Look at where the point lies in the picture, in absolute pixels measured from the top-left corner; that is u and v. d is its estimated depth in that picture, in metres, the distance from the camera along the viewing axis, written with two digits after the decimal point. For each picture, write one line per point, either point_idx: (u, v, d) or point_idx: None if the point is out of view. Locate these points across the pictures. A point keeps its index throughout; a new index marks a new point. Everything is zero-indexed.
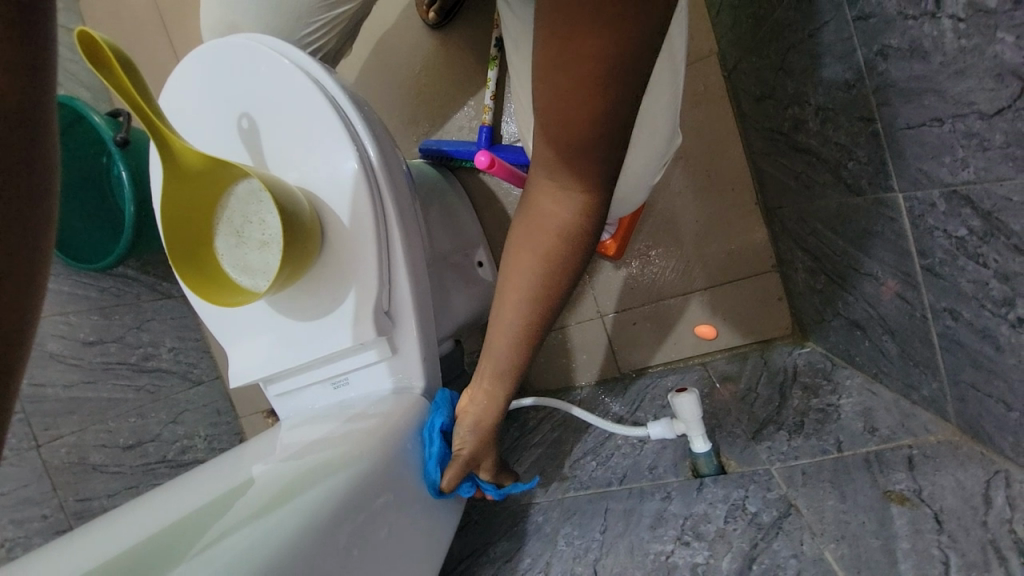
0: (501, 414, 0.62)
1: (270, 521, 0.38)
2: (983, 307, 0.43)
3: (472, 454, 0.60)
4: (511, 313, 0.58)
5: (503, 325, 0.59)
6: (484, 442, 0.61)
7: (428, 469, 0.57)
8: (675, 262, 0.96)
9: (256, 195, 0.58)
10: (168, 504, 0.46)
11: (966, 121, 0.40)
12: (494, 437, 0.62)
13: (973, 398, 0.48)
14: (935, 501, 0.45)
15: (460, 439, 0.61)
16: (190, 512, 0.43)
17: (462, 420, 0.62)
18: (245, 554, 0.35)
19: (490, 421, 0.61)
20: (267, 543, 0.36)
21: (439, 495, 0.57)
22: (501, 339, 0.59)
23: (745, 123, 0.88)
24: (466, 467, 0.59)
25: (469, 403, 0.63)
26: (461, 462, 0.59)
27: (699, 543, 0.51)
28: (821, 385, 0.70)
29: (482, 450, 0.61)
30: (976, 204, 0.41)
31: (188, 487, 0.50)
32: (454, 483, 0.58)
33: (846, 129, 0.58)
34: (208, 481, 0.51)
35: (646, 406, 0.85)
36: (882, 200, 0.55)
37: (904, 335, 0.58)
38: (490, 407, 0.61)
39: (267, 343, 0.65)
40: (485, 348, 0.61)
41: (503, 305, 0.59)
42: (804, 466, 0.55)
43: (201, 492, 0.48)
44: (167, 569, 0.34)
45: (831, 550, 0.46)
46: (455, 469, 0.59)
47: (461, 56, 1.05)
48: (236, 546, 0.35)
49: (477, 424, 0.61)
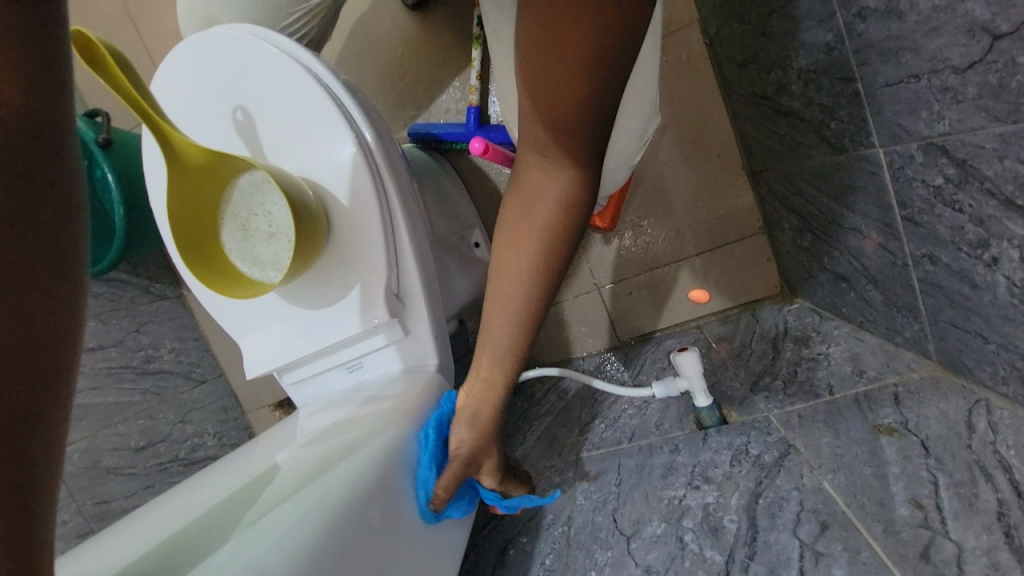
0: (499, 408, 0.60)
1: (304, 501, 0.40)
2: (960, 250, 0.47)
3: (471, 453, 0.57)
4: (510, 295, 0.59)
5: (502, 307, 0.59)
6: (482, 438, 0.58)
7: (419, 471, 0.53)
8: (666, 230, 0.99)
9: (259, 187, 0.58)
10: (199, 494, 0.48)
11: (941, 76, 0.42)
12: (494, 433, 0.59)
13: (953, 334, 0.52)
14: (921, 430, 0.49)
15: (456, 437, 0.58)
16: (230, 496, 0.45)
17: (458, 417, 0.59)
18: (294, 531, 0.37)
19: (485, 411, 0.59)
20: (303, 522, 0.38)
21: (433, 513, 0.52)
22: (503, 321, 0.59)
23: (728, 89, 0.90)
24: (464, 470, 0.56)
25: (464, 399, 0.61)
26: (458, 463, 0.56)
27: (708, 486, 0.55)
28: (811, 336, 0.75)
29: (482, 448, 0.58)
30: (951, 153, 0.44)
31: (215, 479, 0.52)
32: (448, 493, 0.54)
33: (827, 90, 0.61)
34: (239, 469, 0.53)
35: (648, 369, 0.90)
36: (863, 156, 0.58)
37: (887, 283, 0.62)
38: (485, 400, 0.59)
39: (282, 333, 0.66)
40: (485, 335, 0.61)
41: (502, 287, 0.59)
42: (799, 411, 0.59)
43: (230, 480, 0.50)
44: (214, 550, 0.36)
45: (829, 480, 0.49)
46: (452, 471, 0.55)
47: (443, 36, 1.04)
48: (280, 524, 0.38)
49: (473, 418, 0.58)
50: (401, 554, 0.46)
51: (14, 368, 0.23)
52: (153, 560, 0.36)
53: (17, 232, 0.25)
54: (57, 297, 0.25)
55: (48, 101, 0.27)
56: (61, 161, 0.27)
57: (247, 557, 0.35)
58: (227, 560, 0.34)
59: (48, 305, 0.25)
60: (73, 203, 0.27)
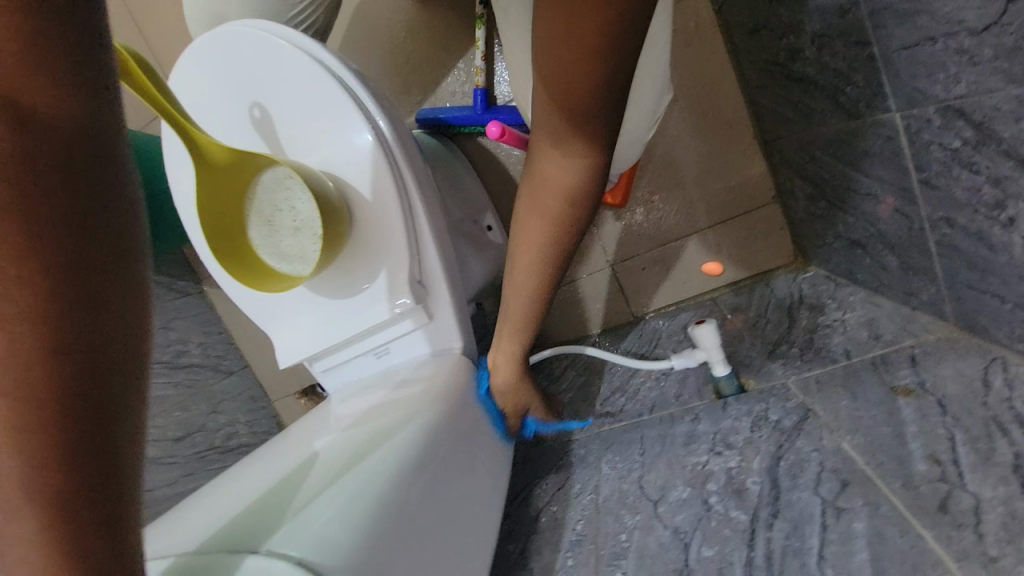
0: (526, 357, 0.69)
1: (355, 481, 0.43)
2: (977, 212, 0.48)
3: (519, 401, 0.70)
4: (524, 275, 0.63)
5: (518, 286, 0.64)
6: (524, 386, 0.70)
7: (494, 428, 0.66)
8: (678, 204, 0.99)
9: (282, 183, 0.60)
10: (256, 474, 0.52)
11: (956, 39, 0.42)
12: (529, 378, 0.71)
13: (970, 296, 0.53)
14: (938, 390, 0.50)
15: (501, 390, 0.69)
16: (285, 476, 0.49)
17: (498, 373, 0.69)
18: (347, 511, 0.40)
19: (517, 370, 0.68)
20: (355, 502, 0.41)
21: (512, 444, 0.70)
22: (518, 298, 0.65)
23: (738, 57, 0.89)
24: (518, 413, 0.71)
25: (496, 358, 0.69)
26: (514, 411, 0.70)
27: (729, 451, 0.57)
28: (826, 304, 0.76)
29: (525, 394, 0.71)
30: (968, 116, 0.44)
31: (267, 461, 0.56)
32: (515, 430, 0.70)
33: (842, 55, 0.60)
34: (289, 451, 0.56)
35: (664, 343, 0.93)
36: (879, 121, 0.57)
37: (903, 248, 0.62)
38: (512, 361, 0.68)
39: (312, 324, 0.69)
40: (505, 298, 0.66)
41: (517, 267, 0.64)
42: (817, 376, 0.61)
43: (282, 462, 0.53)
44: (279, 529, 0.39)
45: (848, 441, 0.51)
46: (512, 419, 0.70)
47: (446, 18, 1.03)
48: (335, 505, 0.41)
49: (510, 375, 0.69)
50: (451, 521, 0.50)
51: (96, 361, 0.26)
52: (226, 540, 0.39)
53: (81, 238, 0.26)
54: (124, 297, 0.27)
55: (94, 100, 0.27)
56: (110, 160, 0.27)
57: (308, 536, 0.38)
58: (292, 539, 0.38)
59: (116, 306, 0.27)
60: (130, 204, 0.28)
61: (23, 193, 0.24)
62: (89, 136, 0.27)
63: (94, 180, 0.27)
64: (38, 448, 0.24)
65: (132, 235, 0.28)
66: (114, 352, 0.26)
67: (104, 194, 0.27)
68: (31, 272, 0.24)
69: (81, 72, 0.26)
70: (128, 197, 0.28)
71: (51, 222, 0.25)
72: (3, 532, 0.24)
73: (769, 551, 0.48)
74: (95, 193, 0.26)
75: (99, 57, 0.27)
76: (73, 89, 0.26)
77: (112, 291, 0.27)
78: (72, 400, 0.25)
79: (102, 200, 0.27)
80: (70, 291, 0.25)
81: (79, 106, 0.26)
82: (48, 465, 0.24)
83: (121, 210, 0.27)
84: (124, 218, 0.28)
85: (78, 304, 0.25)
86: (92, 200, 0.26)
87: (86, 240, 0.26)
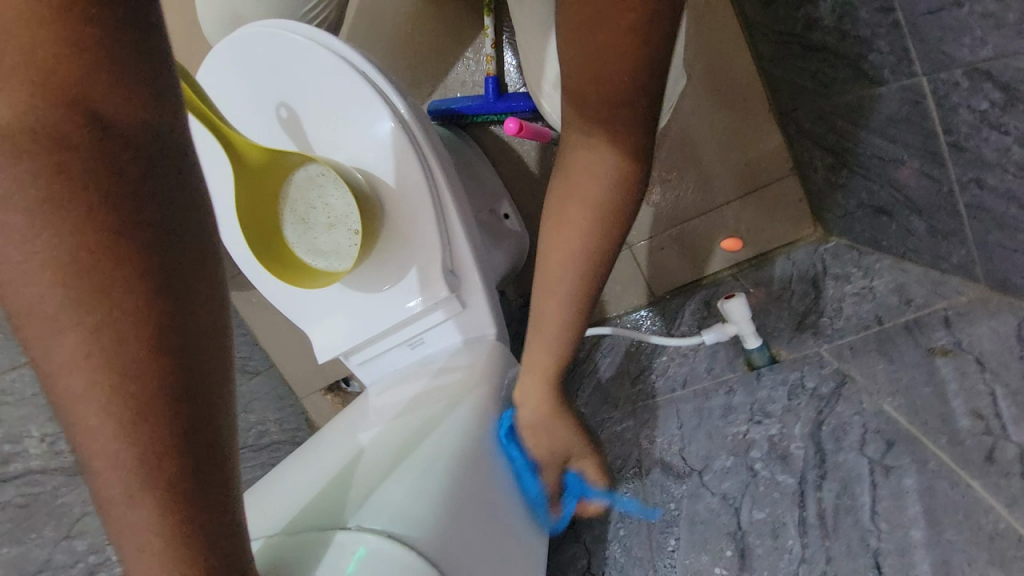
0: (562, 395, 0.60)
1: (417, 469, 0.45)
2: (1007, 172, 0.48)
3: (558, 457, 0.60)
4: (561, 283, 0.60)
5: (556, 298, 0.60)
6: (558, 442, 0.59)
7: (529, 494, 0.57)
8: (695, 181, 0.99)
9: (316, 181, 0.61)
10: (317, 449, 0.54)
11: (982, 3, 0.42)
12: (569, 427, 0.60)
13: (1001, 256, 0.53)
14: (975, 348, 0.52)
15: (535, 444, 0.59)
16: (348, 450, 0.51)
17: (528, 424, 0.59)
18: (413, 501, 0.42)
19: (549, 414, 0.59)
20: (421, 491, 0.43)
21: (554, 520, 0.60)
22: (557, 312, 0.60)
23: (751, 30, 0.89)
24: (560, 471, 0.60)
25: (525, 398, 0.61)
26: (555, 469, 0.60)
27: (769, 420, 0.60)
28: (852, 273, 0.76)
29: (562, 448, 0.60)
30: (996, 78, 0.44)
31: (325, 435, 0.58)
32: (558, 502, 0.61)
33: (864, 21, 0.59)
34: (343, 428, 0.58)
35: (689, 320, 0.93)
36: (905, 86, 0.57)
37: (930, 212, 0.62)
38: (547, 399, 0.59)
39: (347, 318, 0.70)
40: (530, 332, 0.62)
41: (552, 278, 0.60)
42: (850, 342, 0.63)
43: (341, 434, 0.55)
44: (353, 513, 0.41)
45: (889, 403, 0.53)
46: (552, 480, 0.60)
47: (452, 7, 1.03)
48: (402, 493, 0.43)
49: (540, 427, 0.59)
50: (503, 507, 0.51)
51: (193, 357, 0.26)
52: (304, 522, 0.42)
53: (160, 231, 0.25)
54: (205, 289, 0.27)
55: (155, 88, 0.26)
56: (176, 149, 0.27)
57: (381, 526, 0.40)
58: (366, 527, 0.40)
59: (202, 300, 0.26)
60: (199, 193, 0.28)
61: (105, 191, 0.24)
62: (156, 135, 0.26)
63: (164, 171, 0.26)
64: (143, 441, 0.24)
65: (204, 225, 0.27)
66: (206, 346, 0.26)
67: (174, 184, 0.26)
68: (123, 278, 0.24)
69: (139, 58, 0.26)
70: (196, 186, 0.27)
71: (137, 226, 0.25)
72: (126, 524, 0.25)
73: (821, 510, 0.52)
74: (166, 184, 0.26)
75: (155, 43, 0.26)
76: (134, 78, 0.25)
77: (194, 281, 0.26)
78: (164, 405, 0.25)
79: (173, 191, 0.26)
80: (161, 295, 0.25)
81: (143, 96, 0.26)
82: (163, 463, 0.25)
83: (190, 199, 0.27)
84: (197, 207, 0.27)
85: (170, 295, 0.25)
86: (164, 192, 0.26)
87: (167, 230, 0.26)
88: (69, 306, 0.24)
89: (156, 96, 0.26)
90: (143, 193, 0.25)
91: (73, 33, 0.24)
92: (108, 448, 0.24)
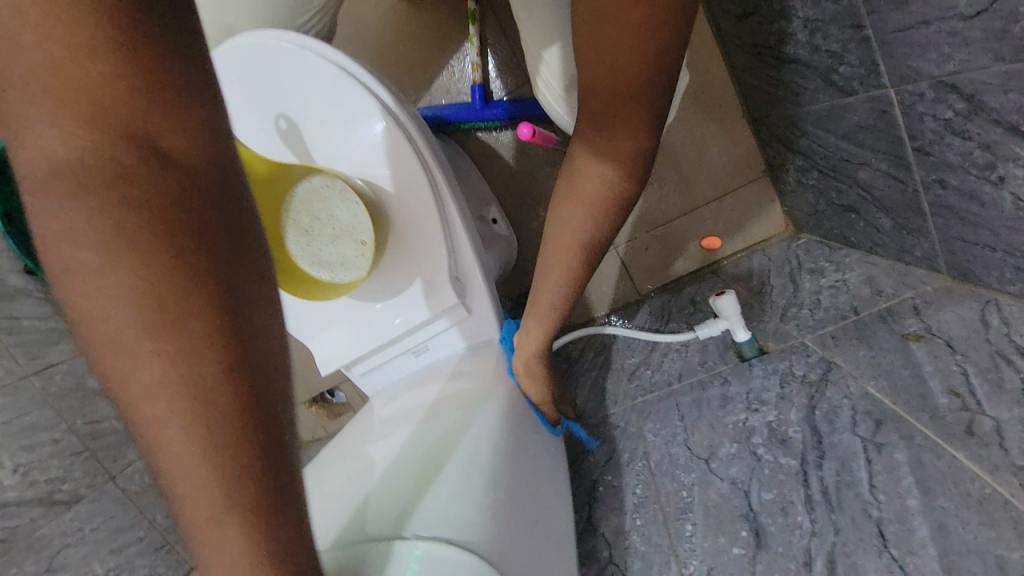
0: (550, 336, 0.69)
1: (453, 481, 0.47)
2: (969, 173, 0.54)
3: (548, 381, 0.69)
4: (561, 262, 0.66)
5: (555, 274, 0.67)
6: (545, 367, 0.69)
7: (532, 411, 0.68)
8: (677, 183, 1.04)
9: (320, 193, 0.60)
10: (348, 459, 0.56)
11: (949, 23, 0.47)
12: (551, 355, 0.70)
13: (962, 248, 0.59)
14: (944, 333, 0.56)
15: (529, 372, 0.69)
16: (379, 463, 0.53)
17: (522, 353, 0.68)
18: (454, 513, 0.44)
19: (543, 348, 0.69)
20: (460, 501, 0.45)
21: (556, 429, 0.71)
22: (555, 286, 0.67)
23: (724, 42, 0.95)
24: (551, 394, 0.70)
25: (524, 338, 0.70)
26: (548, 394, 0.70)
27: (766, 407, 0.64)
28: (825, 267, 0.82)
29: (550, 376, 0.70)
30: (961, 90, 0.50)
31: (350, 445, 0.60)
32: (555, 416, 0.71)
33: (835, 37, 0.65)
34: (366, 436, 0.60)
35: (676, 316, 0.95)
36: (874, 97, 0.63)
37: (897, 209, 0.69)
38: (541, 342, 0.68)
39: (349, 329, 0.69)
40: (533, 295, 0.69)
41: (554, 255, 0.66)
42: (831, 331, 0.68)
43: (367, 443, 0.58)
44: (404, 528, 0.43)
45: (873, 385, 0.58)
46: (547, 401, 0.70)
47: (436, 16, 1.04)
48: (443, 506, 0.45)
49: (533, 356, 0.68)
50: (535, 505, 0.53)
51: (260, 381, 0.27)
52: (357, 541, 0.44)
53: (223, 255, 0.26)
54: (265, 310, 0.28)
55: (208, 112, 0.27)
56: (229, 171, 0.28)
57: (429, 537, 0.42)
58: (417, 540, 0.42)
59: (262, 321, 0.27)
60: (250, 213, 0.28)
61: (171, 219, 0.25)
62: (211, 160, 0.27)
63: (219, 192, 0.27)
64: (229, 462, 0.25)
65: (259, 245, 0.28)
66: (269, 366, 0.27)
67: (230, 205, 0.27)
68: (196, 306, 0.25)
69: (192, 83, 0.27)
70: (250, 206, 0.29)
71: (203, 254, 0.26)
72: (215, 548, 0.26)
73: (824, 487, 0.55)
74: (222, 206, 0.27)
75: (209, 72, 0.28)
76: (188, 104, 0.27)
77: (255, 304, 0.27)
78: (241, 429, 0.26)
79: (228, 212, 0.27)
80: (227, 322, 0.26)
81: (197, 119, 0.27)
82: (244, 486, 0.26)
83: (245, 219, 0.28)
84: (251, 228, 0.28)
85: (235, 319, 0.26)
86: (223, 214, 0.27)
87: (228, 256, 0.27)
88: (148, 337, 0.25)
89: (209, 121, 0.27)
90: (204, 221, 0.26)
91: (133, 73, 0.25)
92: (194, 473, 0.25)
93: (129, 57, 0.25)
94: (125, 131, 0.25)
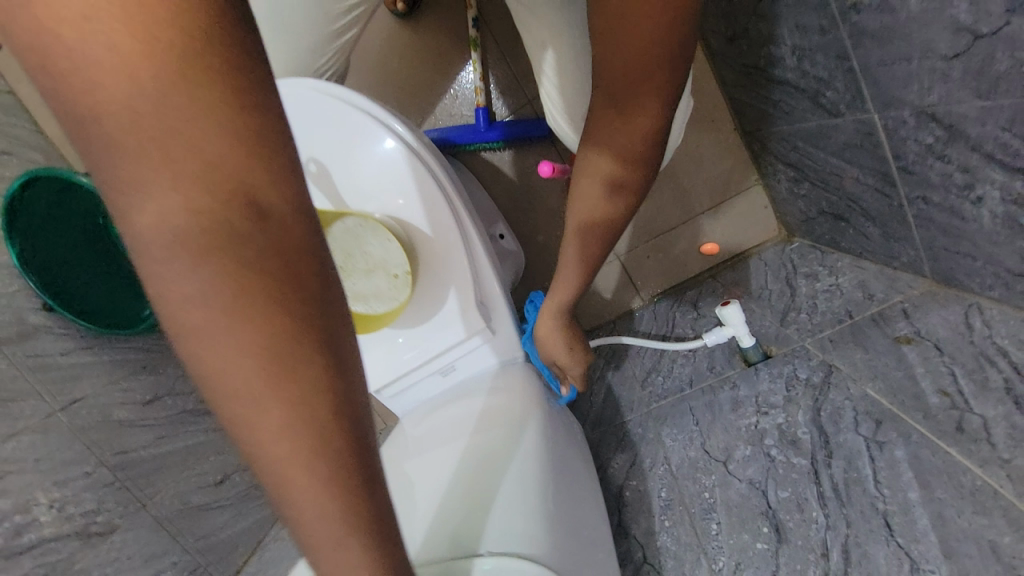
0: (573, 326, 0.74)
1: (508, 504, 0.53)
2: (949, 192, 0.59)
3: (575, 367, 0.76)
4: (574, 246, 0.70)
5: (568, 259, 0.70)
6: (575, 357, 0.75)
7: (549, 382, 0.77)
8: (675, 194, 1.09)
9: (354, 231, 0.64)
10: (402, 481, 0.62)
11: (930, 61, 0.53)
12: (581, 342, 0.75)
13: (945, 256, 0.65)
14: (932, 335, 0.62)
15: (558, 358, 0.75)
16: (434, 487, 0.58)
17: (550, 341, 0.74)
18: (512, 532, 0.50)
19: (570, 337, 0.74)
20: (517, 521, 0.52)
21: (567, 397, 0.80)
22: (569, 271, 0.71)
23: (715, 60, 1.00)
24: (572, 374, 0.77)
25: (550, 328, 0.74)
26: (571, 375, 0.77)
27: (775, 410, 0.70)
28: (819, 271, 0.88)
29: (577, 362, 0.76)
30: (940, 119, 0.55)
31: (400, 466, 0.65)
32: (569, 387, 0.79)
33: (822, 64, 0.70)
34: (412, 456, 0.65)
35: (681, 322, 1.00)
36: (859, 120, 0.68)
37: (883, 220, 0.74)
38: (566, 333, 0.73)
39: (381, 356, 0.72)
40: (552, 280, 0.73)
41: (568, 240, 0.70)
42: (829, 335, 0.73)
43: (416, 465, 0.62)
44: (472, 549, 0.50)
45: (871, 387, 0.63)
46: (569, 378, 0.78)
47: (437, 42, 1.07)
48: (503, 526, 0.51)
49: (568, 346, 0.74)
50: (575, 512, 0.59)
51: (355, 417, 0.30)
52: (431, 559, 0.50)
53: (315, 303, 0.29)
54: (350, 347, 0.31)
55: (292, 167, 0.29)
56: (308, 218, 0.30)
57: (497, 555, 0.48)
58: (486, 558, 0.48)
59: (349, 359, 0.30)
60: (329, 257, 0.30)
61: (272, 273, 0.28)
62: (298, 209, 0.29)
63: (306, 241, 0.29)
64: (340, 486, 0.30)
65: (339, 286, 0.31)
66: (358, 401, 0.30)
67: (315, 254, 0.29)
68: (302, 353, 0.29)
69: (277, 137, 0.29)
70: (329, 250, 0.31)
71: (300, 304, 0.28)
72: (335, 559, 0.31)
73: (834, 484, 0.61)
74: (308, 254, 0.29)
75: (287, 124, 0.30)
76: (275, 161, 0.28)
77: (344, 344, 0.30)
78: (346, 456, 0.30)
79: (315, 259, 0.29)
80: (327, 364, 0.29)
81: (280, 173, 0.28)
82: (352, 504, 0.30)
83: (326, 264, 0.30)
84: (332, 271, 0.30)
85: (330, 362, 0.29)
86: (311, 263, 0.29)
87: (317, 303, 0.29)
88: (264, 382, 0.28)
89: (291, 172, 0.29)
90: (298, 271, 0.29)
91: (235, 140, 0.27)
92: (312, 495, 0.29)
93: (230, 124, 0.27)
94: (228, 190, 0.27)
